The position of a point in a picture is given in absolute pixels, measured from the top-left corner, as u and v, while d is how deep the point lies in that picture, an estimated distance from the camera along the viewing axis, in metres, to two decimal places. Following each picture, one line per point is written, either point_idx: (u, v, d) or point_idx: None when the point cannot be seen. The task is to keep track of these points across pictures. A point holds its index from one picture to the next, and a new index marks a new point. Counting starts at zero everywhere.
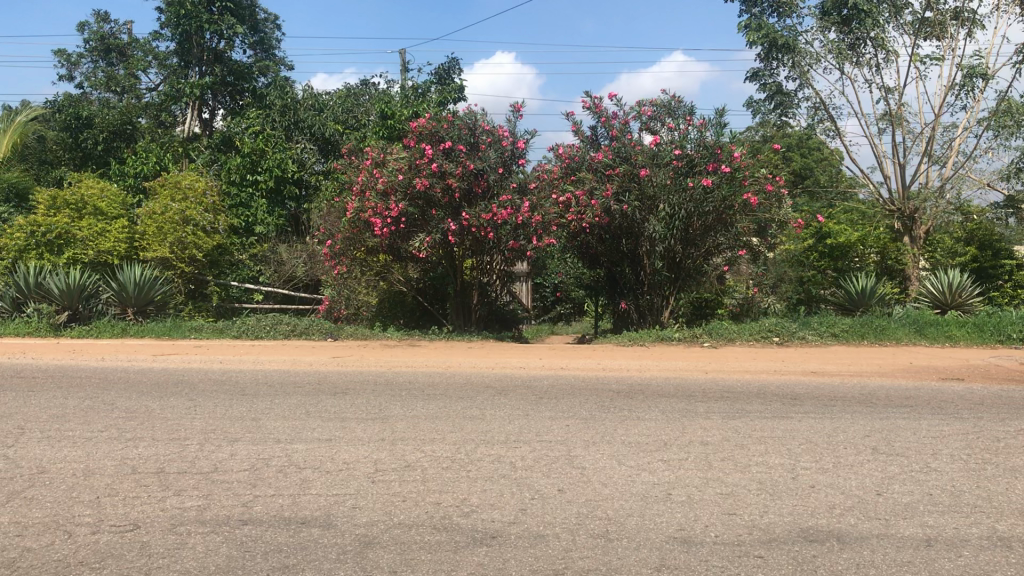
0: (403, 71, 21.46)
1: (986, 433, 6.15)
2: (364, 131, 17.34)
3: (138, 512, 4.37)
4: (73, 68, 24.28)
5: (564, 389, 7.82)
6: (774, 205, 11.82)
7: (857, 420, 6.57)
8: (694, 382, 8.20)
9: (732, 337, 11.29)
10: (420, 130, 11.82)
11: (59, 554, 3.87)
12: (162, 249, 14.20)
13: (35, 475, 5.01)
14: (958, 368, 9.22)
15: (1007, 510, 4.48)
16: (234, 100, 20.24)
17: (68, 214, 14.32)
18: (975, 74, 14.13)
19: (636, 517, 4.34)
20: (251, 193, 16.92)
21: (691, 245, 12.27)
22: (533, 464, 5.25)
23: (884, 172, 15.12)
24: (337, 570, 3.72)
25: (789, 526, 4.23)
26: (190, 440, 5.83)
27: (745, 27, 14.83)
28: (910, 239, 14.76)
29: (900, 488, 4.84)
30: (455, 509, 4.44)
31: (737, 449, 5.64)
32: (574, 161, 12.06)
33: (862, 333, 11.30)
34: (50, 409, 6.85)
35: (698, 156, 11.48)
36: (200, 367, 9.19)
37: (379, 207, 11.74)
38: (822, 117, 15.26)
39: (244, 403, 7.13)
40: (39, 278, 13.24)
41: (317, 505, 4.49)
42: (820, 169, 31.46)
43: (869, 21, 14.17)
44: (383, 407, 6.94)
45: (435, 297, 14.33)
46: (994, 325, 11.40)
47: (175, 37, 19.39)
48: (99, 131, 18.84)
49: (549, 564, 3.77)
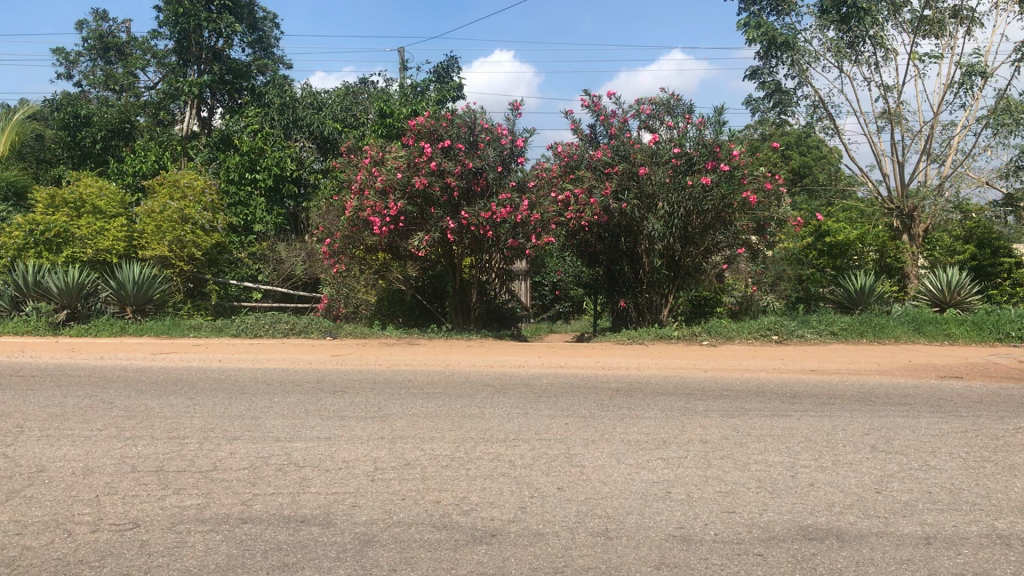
0: (402, 70, 21.48)
1: (985, 431, 6.16)
2: (363, 129, 17.35)
3: (138, 511, 4.37)
4: (72, 67, 24.25)
5: (563, 387, 7.83)
6: (773, 203, 11.82)
7: (856, 418, 6.58)
8: (693, 381, 8.22)
9: (731, 335, 11.30)
10: (419, 128, 11.80)
11: (58, 552, 3.87)
12: (161, 248, 14.19)
13: (34, 474, 5.00)
14: (956, 366, 9.24)
15: (1006, 508, 4.48)
16: (232, 98, 20.13)
17: (67, 213, 14.30)
18: (973, 72, 14.12)
19: (635, 515, 4.35)
20: (250, 191, 16.89)
21: (690, 243, 12.27)
22: (532, 463, 5.26)
23: (883, 170, 15.11)
24: (337, 568, 3.72)
25: (788, 524, 4.24)
26: (189, 439, 5.83)
27: (744, 25, 14.82)
28: (908, 237, 14.74)
29: (899, 485, 4.85)
30: (455, 507, 4.45)
31: (736, 447, 5.65)
32: (573, 159, 12.04)
33: (861, 331, 11.31)
34: (49, 407, 6.84)
35: (697, 154, 11.49)
36: (200, 366, 9.18)
37: (378, 205, 11.72)
38: (821, 115, 15.26)
39: (243, 401, 7.13)
40: (37, 277, 13.23)
41: (317, 503, 4.49)
42: (818, 167, 31.48)
43: (867, 19, 14.17)
44: (383, 405, 6.94)
45: (434, 295, 14.26)
46: (992, 323, 11.42)
47: (174, 35, 19.42)
48: (97, 130, 18.77)
49: (549, 562, 3.78)
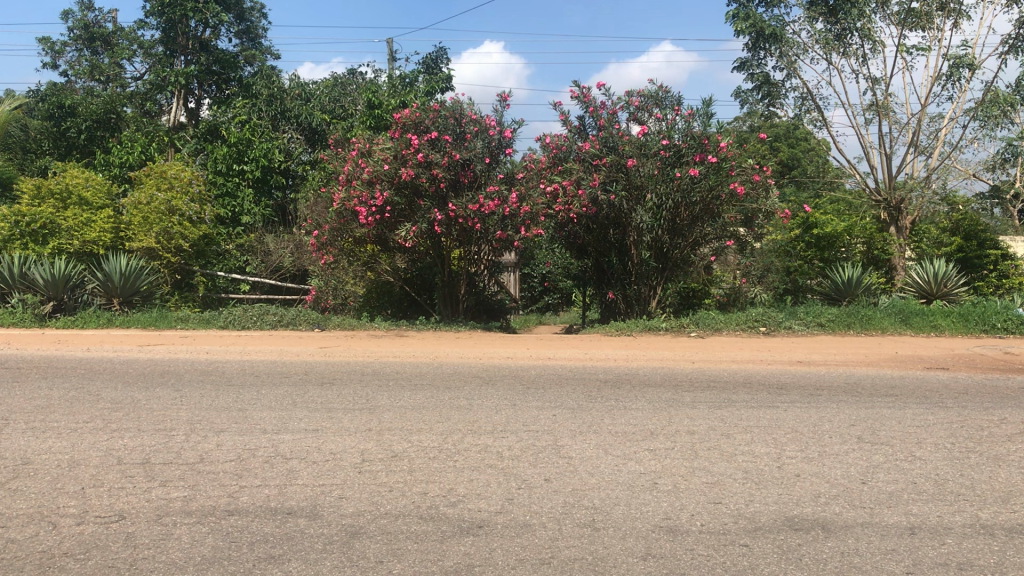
0: (390, 61, 21.33)
1: (970, 422, 6.22)
2: (351, 120, 17.27)
3: (124, 503, 4.35)
4: (57, 56, 23.99)
5: (551, 378, 7.86)
6: (762, 195, 11.87)
7: (842, 409, 6.62)
8: (681, 372, 8.26)
9: (719, 327, 11.34)
10: (405, 120, 11.73)
11: (42, 546, 3.85)
12: (148, 240, 14.07)
13: (19, 466, 4.97)
14: (943, 358, 9.32)
15: (989, 498, 4.53)
16: (220, 89, 19.93)
17: (53, 204, 14.19)
18: (961, 64, 14.18)
19: (622, 506, 4.36)
20: (238, 182, 16.77)
21: (678, 235, 12.37)
22: (520, 454, 5.27)
23: (871, 162, 15.21)
24: (323, 560, 3.71)
25: (774, 514, 4.26)
26: (176, 431, 5.80)
27: (734, 17, 14.81)
28: (895, 229, 15.17)
29: (885, 476, 4.89)
30: (442, 499, 4.45)
31: (722, 438, 5.68)
32: (562, 150, 11.96)
33: (848, 323, 11.39)
34: (34, 399, 6.80)
35: (686, 146, 11.48)
36: (186, 358, 9.13)
37: (365, 196, 11.68)
38: (810, 107, 15.32)
39: (230, 393, 7.10)
40: (23, 269, 13.07)
41: (303, 496, 4.48)
42: (807, 159, 31.63)
43: (855, 11, 14.19)
44: (371, 397, 6.92)
45: (423, 287, 14.29)
46: (979, 314, 11.51)
47: (161, 25, 19.18)
48: (82, 120, 18.62)
49: (536, 553, 3.79)
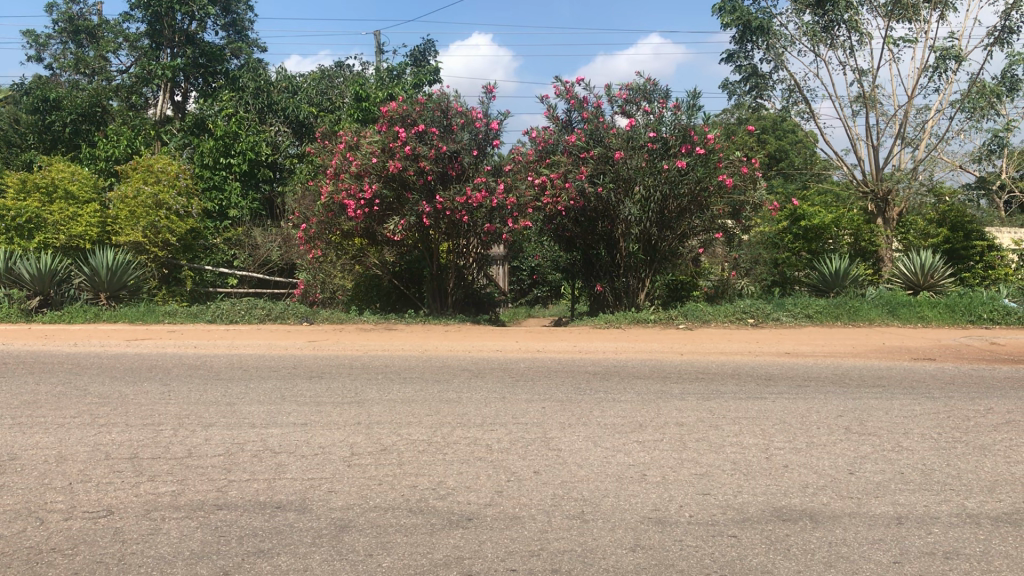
0: (379, 53, 21.35)
1: (955, 412, 6.28)
2: (338, 114, 17.26)
3: (111, 498, 4.33)
4: (42, 49, 23.70)
5: (540, 371, 7.85)
6: (749, 187, 12.02)
7: (830, 400, 6.67)
8: (670, 364, 8.23)
9: (707, 319, 11.38)
10: (392, 113, 11.63)
11: (30, 541, 3.83)
12: (134, 233, 13.97)
13: (6, 462, 4.95)
14: (929, 348, 9.39)
15: (975, 487, 4.59)
16: (207, 82, 19.67)
17: (38, 198, 14.10)
18: (948, 57, 14.23)
19: (611, 497, 4.38)
20: (225, 175, 16.58)
21: (667, 227, 12.37)
22: (510, 446, 5.27)
23: (858, 155, 15.26)
24: (312, 553, 3.72)
25: (763, 506, 4.29)
26: (164, 425, 5.77)
27: (719, 10, 14.84)
28: (883, 221, 15.22)
29: (872, 467, 4.92)
30: (431, 492, 4.45)
31: (711, 429, 5.71)
32: (549, 144, 12.07)
33: (836, 315, 11.45)
34: (20, 395, 6.73)
35: (673, 139, 11.61)
36: (174, 353, 9.07)
37: (353, 188, 11.65)
38: (797, 99, 15.35)
39: (218, 388, 7.05)
40: (9, 263, 12.98)
41: (293, 489, 4.48)
42: (794, 150, 31.81)
43: (842, 4, 14.22)
44: (360, 391, 6.92)
45: (412, 279, 14.23)
46: (964, 305, 11.64)
47: (146, 18, 18.92)
48: (67, 114, 18.40)
49: (525, 546, 3.80)
